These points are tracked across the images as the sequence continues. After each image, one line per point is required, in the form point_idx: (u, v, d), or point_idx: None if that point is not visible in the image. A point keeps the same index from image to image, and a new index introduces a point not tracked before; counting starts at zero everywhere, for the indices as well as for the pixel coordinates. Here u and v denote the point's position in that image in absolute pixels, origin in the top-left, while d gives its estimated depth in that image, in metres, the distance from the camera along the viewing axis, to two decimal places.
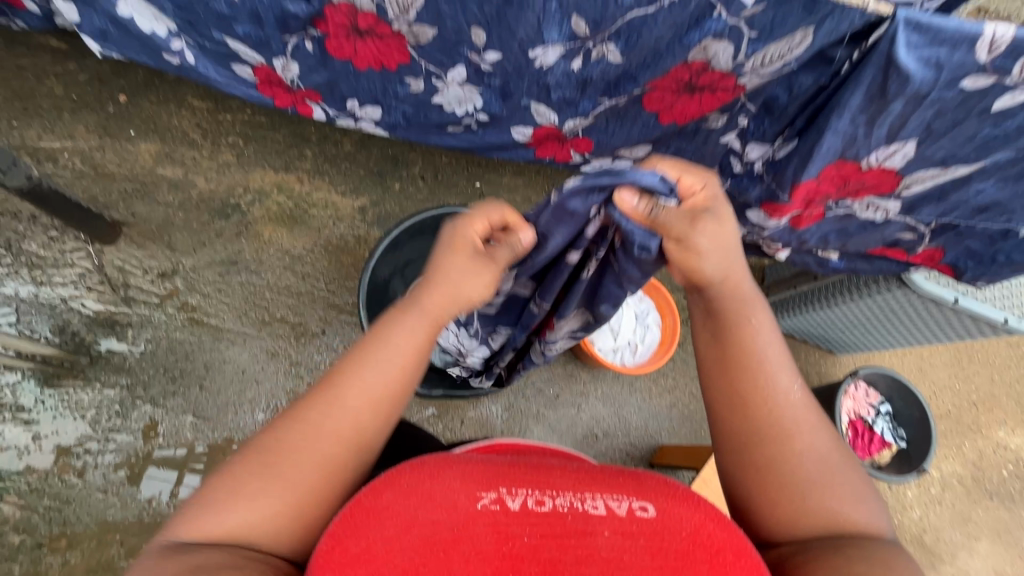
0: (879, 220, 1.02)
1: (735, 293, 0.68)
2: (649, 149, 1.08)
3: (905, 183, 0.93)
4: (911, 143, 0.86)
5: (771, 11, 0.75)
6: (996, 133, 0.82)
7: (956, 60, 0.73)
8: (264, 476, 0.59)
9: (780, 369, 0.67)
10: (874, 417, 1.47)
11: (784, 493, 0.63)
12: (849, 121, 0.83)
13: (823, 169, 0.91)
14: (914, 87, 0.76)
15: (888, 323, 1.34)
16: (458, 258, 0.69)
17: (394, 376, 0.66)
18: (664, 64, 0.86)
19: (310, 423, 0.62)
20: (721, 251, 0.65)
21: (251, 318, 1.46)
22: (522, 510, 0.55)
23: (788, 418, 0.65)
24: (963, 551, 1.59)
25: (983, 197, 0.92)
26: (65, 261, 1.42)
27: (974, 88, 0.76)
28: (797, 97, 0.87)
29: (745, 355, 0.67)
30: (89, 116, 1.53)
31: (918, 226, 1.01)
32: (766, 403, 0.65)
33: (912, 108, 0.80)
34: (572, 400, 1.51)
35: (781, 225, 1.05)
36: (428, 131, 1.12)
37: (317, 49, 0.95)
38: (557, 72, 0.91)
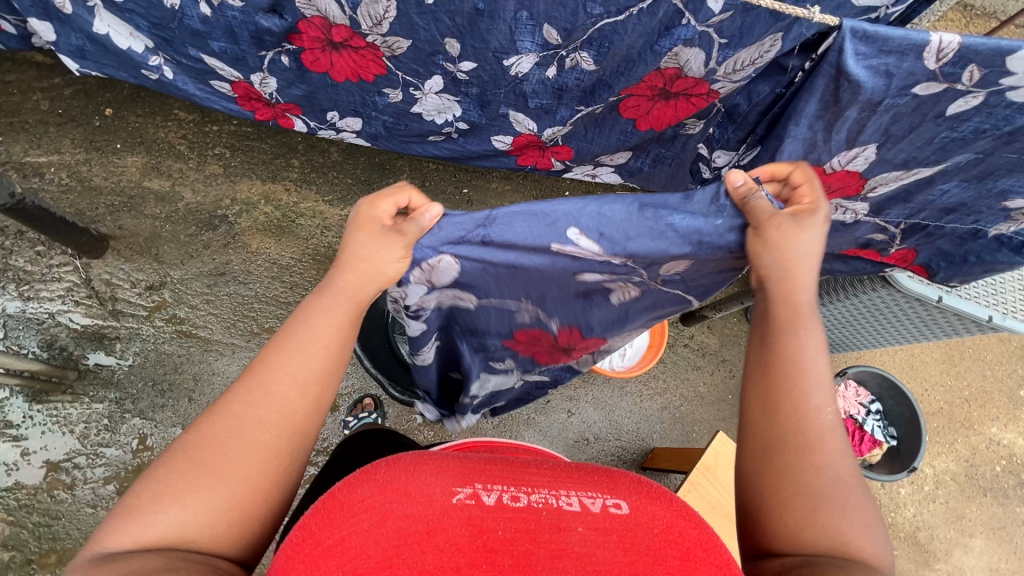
0: (849, 221, 1.02)
1: (789, 302, 0.62)
2: (629, 155, 1.10)
3: (872, 185, 0.93)
4: (872, 147, 0.86)
5: (738, 18, 0.75)
6: (954, 135, 0.80)
7: (905, 69, 0.73)
8: (186, 476, 0.54)
9: (818, 385, 0.61)
10: (864, 416, 1.47)
11: (795, 501, 0.57)
12: (807, 127, 0.84)
13: None
14: (866, 95, 0.77)
15: (877, 322, 1.34)
16: (375, 242, 0.65)
17: (319, 356, 0.62)
18: (637, 71, 0.86)
19: (235, 412, 0.58)
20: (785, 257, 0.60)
21: (239, 329, 1.46)
22: (496, 506, 0.52)
23: (817, 433, 0.59)
24: (958, 548, 1.59)
25: (948, 197, 0.91)
26: (53, 276, 1.42)
27: (927, 94, 0.76)
28: (757, 105, 0.88)
29: (784, 358, 0.61)
30: (75, 130, 1.53)
31: (888, 227, 1.01)
32: (796, 411, 0.60)
33: (867, 114, 0.81)
34: (563, 404, 1.51)
35: None
36: (409, 140, 1.12)
37: (293, 63, 0.95)
38: (533, 80, 0.91)
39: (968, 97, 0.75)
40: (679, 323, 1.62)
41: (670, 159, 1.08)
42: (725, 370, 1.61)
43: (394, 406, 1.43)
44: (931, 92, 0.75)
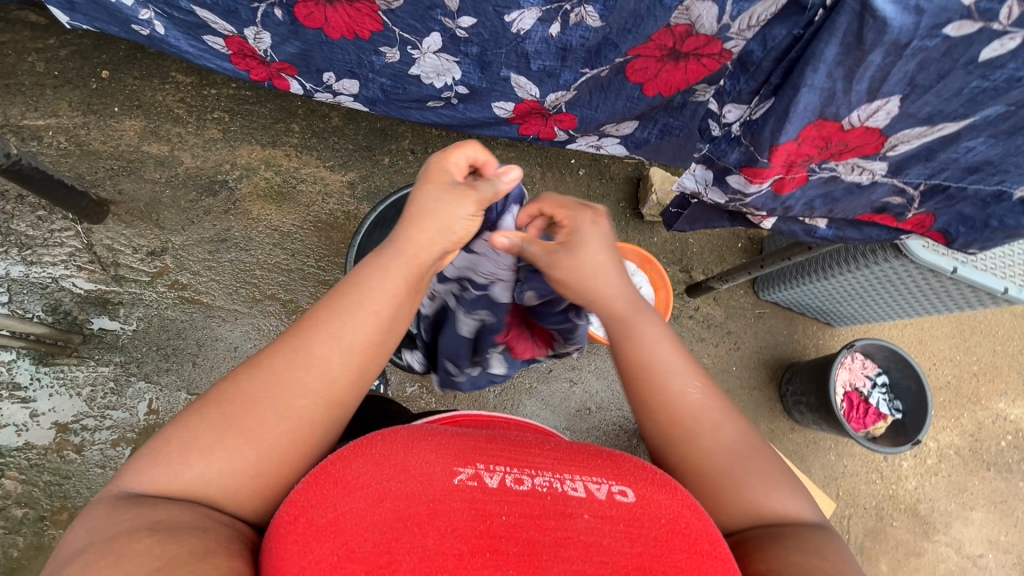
0: (865, 182, 0.90)
1: (612, 311, 0.70)
2: (635, 124, 1.06)
3: (891, 143, 0.81)
4: (894, 100, 0.74)
5: None
6: (985, 85, 0.70)
7: (938, 3, 0.62)
8: (226, 425, 0.55)
9: (672, 373, 0.66)
10: (870, 389, 1.47)
11: (703, 491, 0.62)
12: (826, 75, 0.71)
13: (802, 130, 0.79)
14: (892, 36, 0.65)
15: (887, 295, 1.32)
16: (449, 194, 0.67)
17: (370, 323, 0.61)
18: (645, 29, 0.81)
19: (273, 371, 0.58)
20: (593, 274, 0.70)
21: (242, 296, 1.46)
22: (500, 489, 0.50)
23: (690, 419, 0.64)
24: (958, 520, 1.59)
25: (974, 155, 0.80)
26: (54, 240, 1.42)
27: (959, 36, 0.65)
28: (772, 51, 0.74)
29: (631, 359, 0.67)
30: (72, 93, 1.50)
31: (906, 190, 0.89)
32: (666, 408, 0.64)
33: (892, 60, 0.69)
34: (565, 374, 1.51)
35: (763, 191, 0.93)
36: (408, 105, 1.08)
37: (287, 17, 0.92)
38: (535, 38, 0.87)
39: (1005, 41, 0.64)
40: (683, 295, 1.59)
41: (679, 128, 1.04)
42: (730, 343, 1.58)
43: (397, 373, 1.43)
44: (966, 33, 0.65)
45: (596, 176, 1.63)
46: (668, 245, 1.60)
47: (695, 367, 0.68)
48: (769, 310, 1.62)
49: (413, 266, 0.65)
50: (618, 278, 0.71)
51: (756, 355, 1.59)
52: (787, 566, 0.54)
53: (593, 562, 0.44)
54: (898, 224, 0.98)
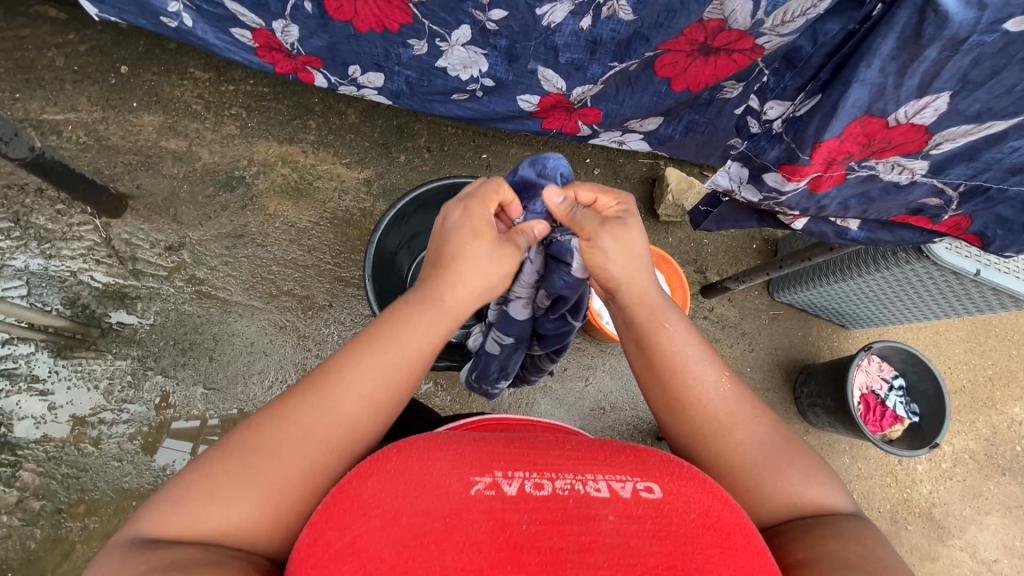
0: (904, 182, 0.89)
1: (642, 301, 0.71)
2: (660, 120, 1.06)
3: (936, 141, 0.81)
4: (944, 96, 0.73)
5: None
6: None
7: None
8: (247, 472, 0.54)
9: (702, 365, 0.67)
10: (887, 392, 1.47)
11: (736, 486, 0.62)
12: (879, 70, 0.70)
13: (847, 126, 0.78)
14: (951, 31, 0.65)
15: (907, 298, 1.32)
16: (482, 238, 0.68)
17: (400, 379, 0.61)
18: (678, 23, 0.81)
19: (297, 420, 0.56)
20: (631, 267, 0.71)
21: (258, 291, 1.46)
22: (519, 496, 0.49)
23: (722, 411, 0.65)
24: (973, 525, 1.59)
25: (1018, 156, 0.79)
26: (73, 234, 1.42)
27: (1019, 32, 0.64)
28: (824, 45, 0.74)
29: (661, 351, 0.68)
30: (91, 88, 1.51)
31: (945, 190, 0.89)
32: (696, 399, 0.65)
33: (947, 56, 0.68)
34: (580, 372, 1.51)
35: (799, 190, 0.91)
36: (431, 98, 1.08)
37: (316, 10, 0.92)
38: (566, 31, 0.87)
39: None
40: (698, 295, 1.59)
41: (704, 125, 1.05)
42: (745, 344, 1.58)
43: None
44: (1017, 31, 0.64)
45: (612, 176, 1.62)
46: (683, 245, 1.60)
47: (721, 361, 0.69)
48: (785, 311, 1.61)
49: (444, 321, 0.65)
50: (652, 269, 0.72)
51: (771, 357, 1.59)
52: (828, 556, 0.54)
53: (621, 565, 0.43)
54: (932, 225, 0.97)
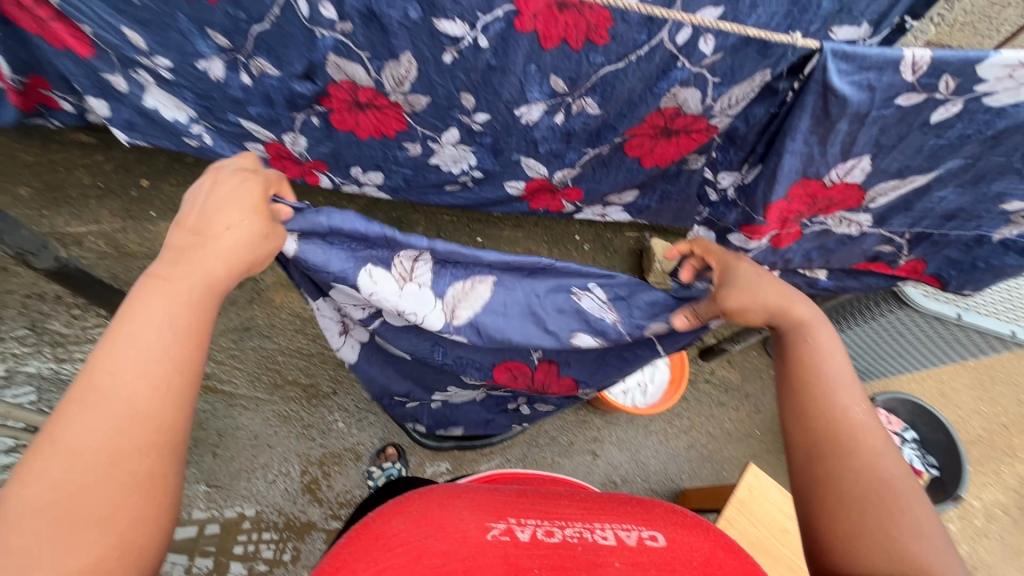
0: (855, 234, 0.97)
1: (789, 314, 0.66)
2: (637, 192, 1.15)
3: (871, 196, 0.89)
4: (866, 158, 0.82)
5: (728, 58, 0.79)
6: (942, 143, 0.78)
7: (886, 81, 0.72)
8: (34, 512, 0.39)
9: (841, 387, 0.61)
10: (901, 445, 1.41)
11: (838, 509, 0.54)
12: (803, 142, 0.80)
13: (789, 189, 0.87)
14: (853, 108, 0.74)
15: (899, 348, 1.34)
16: (246, 213, 0.55)
17: (189, 349, 0.49)
18: (639, 112, 0.92)
19: (79, 446, 0.42)
20: (777, 288, 0.67)
21: (263, 383, 1.47)
22: (531, 542, 0.49)
23: (847, 433, 0.57)
24: None
25: (947, 204, 0.87)
26: (86, 337, 1.48)
27: (908, 105, 0.74)
28: (754, 126, 0.89)
29: (796, 359, 0.64)
30: (113, 201, 1.64)
31: (893, 238, 0.96)
32: (819, 409, 0.59)
33: (857, 127, 0.78)
34: (587, 446, 1.48)
35: (762, 246, 1.00)
36: (427, 191, 1.19)
37: (322, 123, 1.05)
38: (543, 127, 0.97)
39: (944, 107, 0.74)
40: (698, 359, 1.61)
41: (676, 194, 1.13)
42: (750, 405, 1.58)
43: (416, 452, 1.44)
44: (910, 103, 0.74)
45: (601, 250, 1.71)
46: None
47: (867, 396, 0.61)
48: None
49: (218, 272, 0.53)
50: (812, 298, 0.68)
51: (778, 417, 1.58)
52: None
53: None
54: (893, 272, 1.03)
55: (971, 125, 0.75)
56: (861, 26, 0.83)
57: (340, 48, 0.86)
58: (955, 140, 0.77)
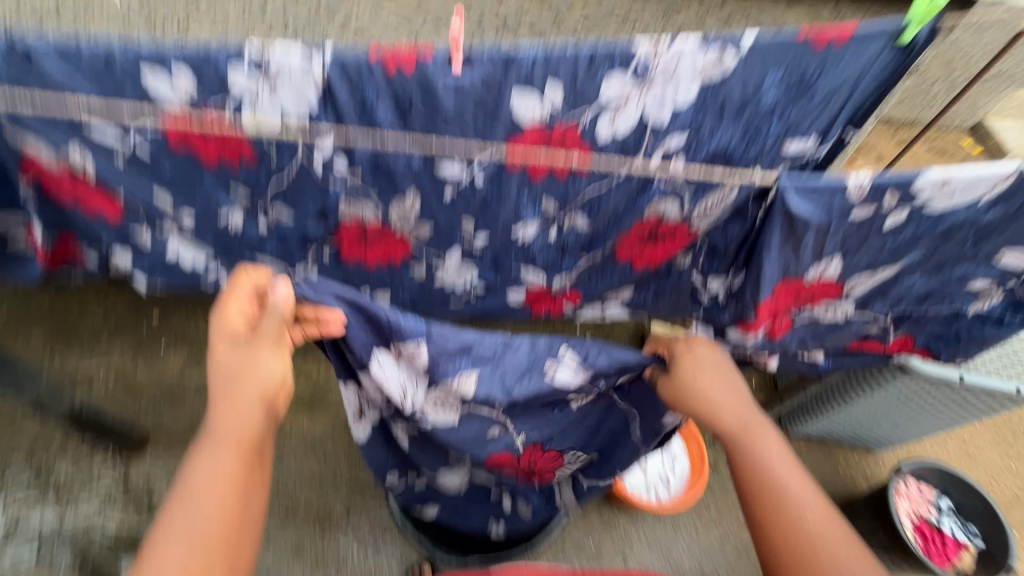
0: (842, 320, 1.01)
1: (738, 423, 0.75)
2: (632, 290, 1.17)
3: (849, 286, 0.95)
4: (836, 259, 0.89)
5: (700, 174, 0.86)
6: (901, 240, 0.85)
7: (838, 203, 0.80)
8: None
9: (797, 490, 0.68)
10: (938, 516, 1.37)
11: None
12: (777, 254, 0.88)
13: (774, 289, 0.95)
14: (814, 223, 0.83)
15: (913, 414, 1.35)
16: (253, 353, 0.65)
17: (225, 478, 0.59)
18: (625, 223, 0.98)
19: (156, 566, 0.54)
20: (717, 391, 0.77)
21: (274, 512, 1.42)
22: None
23: (814, 539, 0.65)
24: None
25: (918, 288, 0.93)
26: (91, 480, 1.44)
27: (861, 218, 0.82)
28: (732, 240, 0.95)
29: (752, 469, 0.71)
30: (126, 336, 1.66)
31: (879, 319, 1.00)
32: (787, 521, 0.66)
33: (822, 237, 0.85)
34: (615, 549, 1.42)
35: (760, 339, 1.04)
36: (433, 305, 1.24)
37: (334, 255, 1.12)
38: (538, 242, 1.06)
39: (894, 214, 0.81)
40: (715, 442, 1.57)
41: (669, 291, 1.14)
42: None
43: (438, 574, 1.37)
44: (863, 215, 0.81)
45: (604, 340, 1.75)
46: None
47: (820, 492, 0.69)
48: (804, 445, 1.60)
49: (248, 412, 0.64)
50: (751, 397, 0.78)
51: None
52: None
53: None
54: (885, 350, 1.06)
55: (919, 223, 0.82)
56: (807, 140, 0.81)
57: (349, 193, 0.96)
58: (913, 238, 0.84)
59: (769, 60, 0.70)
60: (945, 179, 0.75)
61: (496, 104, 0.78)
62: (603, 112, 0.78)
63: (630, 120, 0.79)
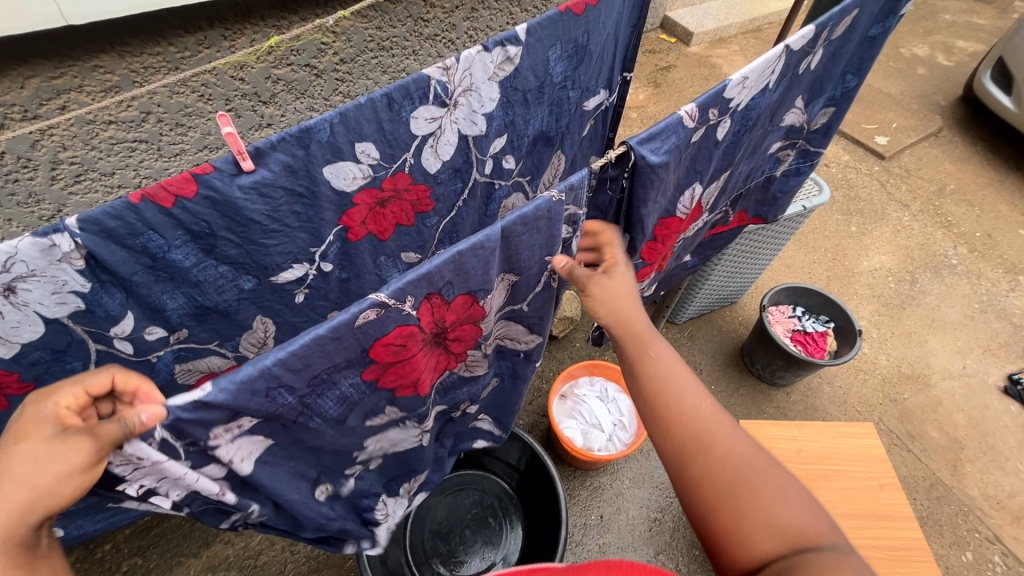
0: (701, 227, 0.94)
1: (625, 333, 0.63)
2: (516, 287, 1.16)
3: (704, 201, 0.85)
4: (693, 184, 0.77)
5: (529, 163, 0.90)
6: (727, 142, 0.76)
7: (681, 136, 0.65)
8: None
9: (685, 387, 0.60)
10: (801, 322, 1.62)
11: (728, 496, 0.53)
12: (657, 204, 0.71)
13: (660, 234, 0.78)
14: (670, 164, 0.66)
15: (748, 265, 1.52)
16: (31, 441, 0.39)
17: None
18: None
19: None
20: (613, 305, 0.63)
21: None
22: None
23: (711, 429, 0.57)
24: (931, 355, 1.73)
25: (743, 175, 0.90)
26: None
27: (697, 140, 0.69)
28: None
29: (643, 367, 0.61)
30: None
31: (722, 210, 0.97)
32: (682, 414, 0.58)
33: (676, 171, 0.70)
34: (615, 507, 1.43)
35: (654, 280, 0.92)
36: None
37: None
38: None
39: (721, 126, 0.71)
40: None
41: None
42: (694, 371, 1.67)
43: None
44: (700, 140, 0.70)
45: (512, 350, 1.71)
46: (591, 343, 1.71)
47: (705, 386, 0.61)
48: (694, 326, 1.74)
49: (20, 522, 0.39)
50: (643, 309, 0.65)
51: (716, 364, 1.66)
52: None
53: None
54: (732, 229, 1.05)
55: (733, 125, 0.74)
56: (599, 92, 0.87)
57: (184, 356, 0.75)
58: (735, 136, 0.77)
59: (544, 37, 0.73)
60: (744, 77, 0.66)
61: (311, 185, 0.68)
62: (423, 143, 0.75)
63: (451, 143, 0.78)
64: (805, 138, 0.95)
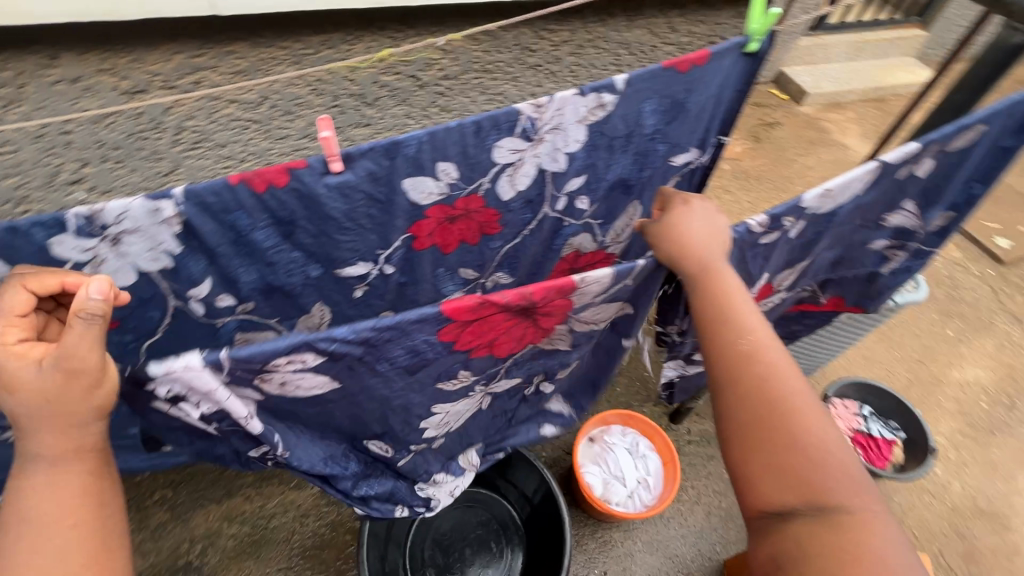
0: (774, 305, 0.88)
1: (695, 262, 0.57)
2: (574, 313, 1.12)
3: (774, 284, 0.80)
4: (759, 275, 0.74)
5: (604, 206, 0.89)
6: (805, 238, 0.71)
7: (744, 242, 0.62)
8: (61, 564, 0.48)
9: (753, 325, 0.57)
10: (867, 424, 1.47)
11: (763, 441, 0.53)
12: None
13: None
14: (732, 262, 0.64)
15: (819, 350, 1.40)
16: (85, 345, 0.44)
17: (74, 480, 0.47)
18: (547, 268, 0.97)
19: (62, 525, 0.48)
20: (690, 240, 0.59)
21: None
22: None
23: (763, 374, 0.54)
24: (1016, 496, 1.52)
25: (827, 260, 0.84)
26: None
27: (768, 242, 0.66)
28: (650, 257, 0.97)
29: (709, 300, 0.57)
30: None
31: (802, 291, 0.90)
32: (742, 351, 0.55)
33: (741, 266, 0.67)
34: (621, 567, 1.36)
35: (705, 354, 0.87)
36: None
37: None
38: None
39: (795, 231, 0.67)
40: (671, 425, 1.61)
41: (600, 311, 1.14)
42: None
43: None
44: (771, 242, 0.66)
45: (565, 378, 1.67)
46: (632, 391, 1.66)
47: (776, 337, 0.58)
48: None
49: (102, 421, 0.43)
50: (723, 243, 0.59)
51: None
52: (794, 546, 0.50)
53: None
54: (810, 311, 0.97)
55: (813, 226, 0.70)
56: (689, 150, 0.85)
57: (245, 326, 0.81)
58: (814, 235, 0.72)
59: (643, 89, 0.72)
60: (825, 191, 0.63)
61: (390, 193, 0.71)
62: (501, 171, 0.76)
63: (528, 175, 0.79)
64: (908, 237, 0.87)
